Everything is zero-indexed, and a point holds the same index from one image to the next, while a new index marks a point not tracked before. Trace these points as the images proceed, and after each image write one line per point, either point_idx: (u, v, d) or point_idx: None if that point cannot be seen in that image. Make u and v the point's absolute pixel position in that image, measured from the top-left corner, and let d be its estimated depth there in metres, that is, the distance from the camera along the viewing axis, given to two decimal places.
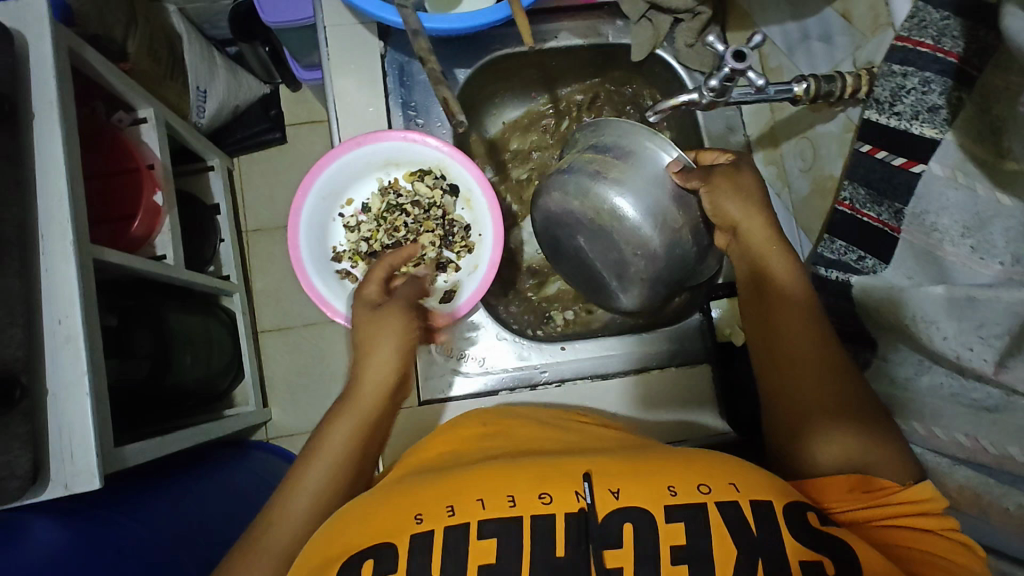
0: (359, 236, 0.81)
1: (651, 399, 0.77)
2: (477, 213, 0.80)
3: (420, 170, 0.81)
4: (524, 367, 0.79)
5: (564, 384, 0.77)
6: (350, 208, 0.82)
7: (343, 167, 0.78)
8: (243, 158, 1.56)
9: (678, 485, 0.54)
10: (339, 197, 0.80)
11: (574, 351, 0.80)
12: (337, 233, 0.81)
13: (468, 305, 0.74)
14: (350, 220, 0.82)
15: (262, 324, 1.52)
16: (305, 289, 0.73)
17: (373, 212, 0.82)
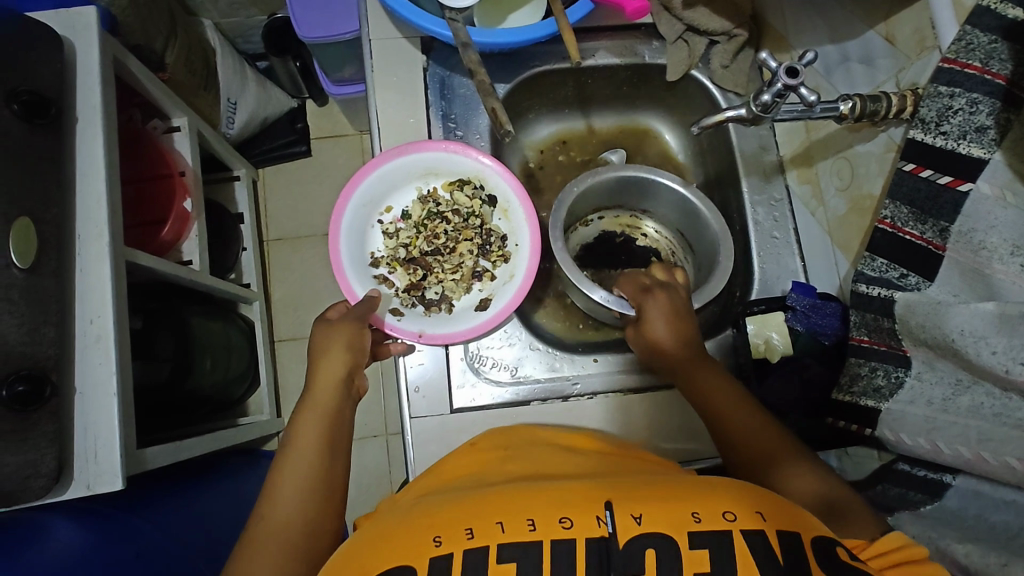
0: (397, 242, 0.83)
1: (685, 415, 0.77)
2: (514, 224, 0.81)
3: (459, 180, 0.82)
4: (557, 378, 0.79)
5: (596, 397, 0.77)
6: (388, 215, 0.84)
7: (384, 175, 0.79)
8: (268, 169, 1.59)
9: (701, 511, 0.52)
10: (378, 204, 0.82)
11: (607, 364, 0.80)
12: (375, 238, 0.83)
13: (506, 312, 0.74)
14: (388, 226, 0.83)
15: (278, 333, 1.53)
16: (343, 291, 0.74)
17: (412, 220, 0.84)
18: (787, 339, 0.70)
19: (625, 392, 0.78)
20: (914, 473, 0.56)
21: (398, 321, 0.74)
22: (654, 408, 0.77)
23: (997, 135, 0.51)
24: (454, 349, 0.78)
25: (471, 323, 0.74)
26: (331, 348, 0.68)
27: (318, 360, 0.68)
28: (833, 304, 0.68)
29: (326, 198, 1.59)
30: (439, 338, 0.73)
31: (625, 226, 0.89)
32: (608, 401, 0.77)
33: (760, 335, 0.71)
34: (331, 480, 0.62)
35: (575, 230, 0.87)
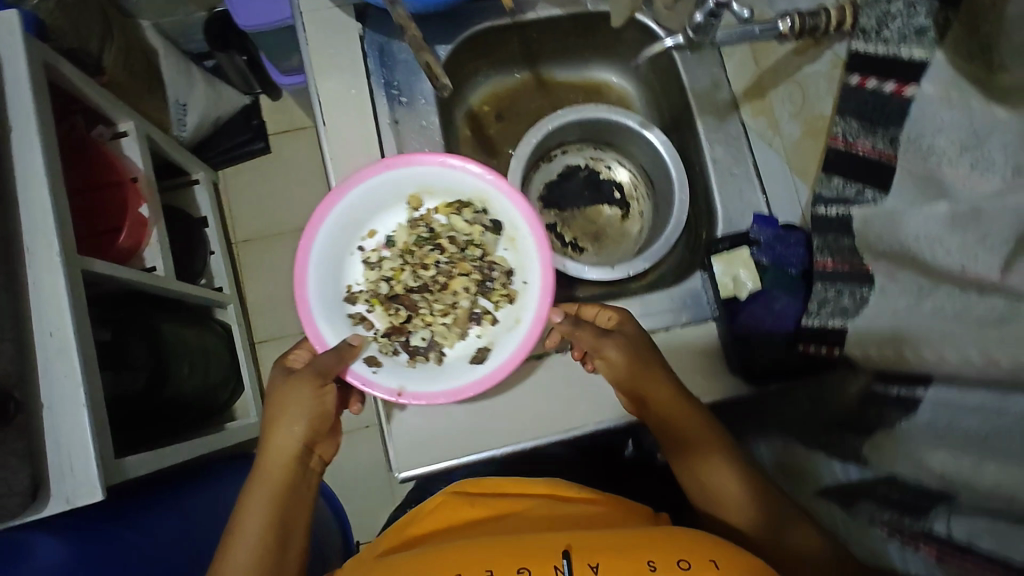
0: (380, 274, 0.81)
1: None
2: (520, 255, 0.79)
3: (458, 204, 0.80)
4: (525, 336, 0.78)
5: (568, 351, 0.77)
6: (370, 240, 0.81)
7: (370, 194, 0.77)
8: (229, 170, 1.55)
9: (657, 559, 0.52)
10: (362, 228, 0.80)
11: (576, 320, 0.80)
12: (354, 267, 0.80)
13: (508, 363, 0.70)
14: (370, 254, 0.81)
15: (258, 335, 1.50)
16: (310, 334, 0.71)
17: (397, 247, 0.82)
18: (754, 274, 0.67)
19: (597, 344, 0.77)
20: (886, 391, 0.56)
21: (374, 376, 0.71)
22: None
23: (937, 34, 0.52)
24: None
25: (468, 377, 0.71)
26: (287, 417, 0.68)
27: (274, 427, 0.68)
28: (796, 234, 0.67)
29: (291, 194, 1.56)
30: (421, 395, 0.69)
31: (589, 160, 0.84)
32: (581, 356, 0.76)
33: (727, 273, 0.68)
34: (277, 565, 0.64)
35: (538, 167, 0.82)
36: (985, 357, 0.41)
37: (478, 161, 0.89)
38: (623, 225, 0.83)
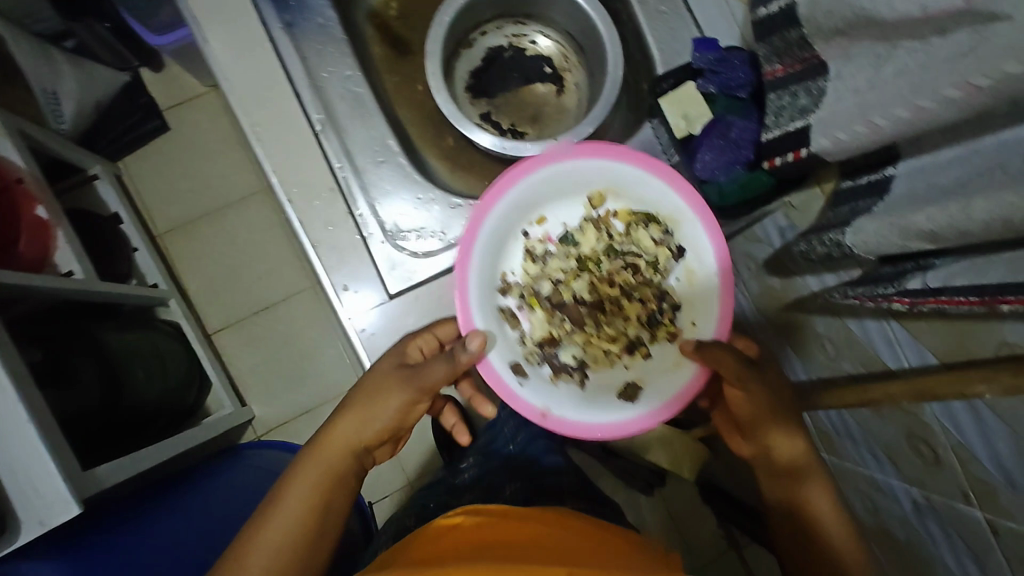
0: (540, 270, 0.75)
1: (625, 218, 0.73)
2: (699, 296, 0.71)
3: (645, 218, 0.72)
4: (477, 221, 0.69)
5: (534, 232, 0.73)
6: (545, 227, 0.75)
7: (560, 175, 0.70)
8: (130, 159, 1.42)
9: None
10: (533, 212, 0.73)
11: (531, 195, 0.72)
12: (516, 254, 0.74)
13: (664, 414, 0.66)
14: (537, 244, 0.75)
15: (211, 325, 1.41)
16: (458, 315, 0.67)
17: (564, 245, 0.75)
18: (701, 108, 0.68)
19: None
20: (857, 184, 0.53)
21: (519, 388, 0.66)
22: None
23: None
24: (370, 234, 0.70)
25: (611, 420, 0.66)
26: (383, 400, 0.65)
27: (362, 409, 0.65)
28: (740, 55, 0.65)
29: (206, 169, 1.43)
30: (564, 424, 0.65)
31: (511, 38, 0.78)
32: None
33: (676, 113, 0.69)
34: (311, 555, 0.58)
35: (459, 56, 0.77)
36: (913, 107, 0.39)
37: (393, 67, 0.83)
38: (560, 100, 0.78)
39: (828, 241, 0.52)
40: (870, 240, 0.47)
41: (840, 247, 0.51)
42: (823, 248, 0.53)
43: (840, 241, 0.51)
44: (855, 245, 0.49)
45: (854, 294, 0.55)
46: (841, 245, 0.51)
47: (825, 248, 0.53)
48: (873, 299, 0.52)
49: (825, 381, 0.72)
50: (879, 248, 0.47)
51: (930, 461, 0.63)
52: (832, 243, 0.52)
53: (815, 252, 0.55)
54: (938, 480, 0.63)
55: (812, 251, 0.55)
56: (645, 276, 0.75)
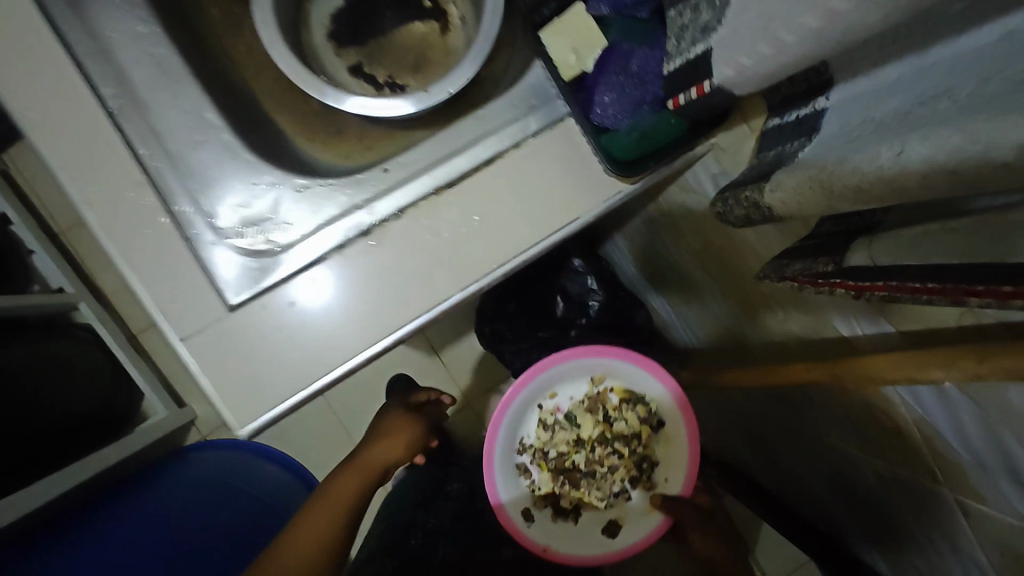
0: (550, 436, 0.77)
1: (536, 180, 0.51)
2: (674, 455, 0.72)
3: (636, 397, 0.74)
4: (342, 198, 0.52)
5: (410, 214, 0.50)
6: (557, 399, 0.76)
7: (570, 366, 0.73)
8: (15, 149, 1.27)
9: None
10: (547, 389, 0.74)
11: (410, 160, 0.52)
12: (531, 422, 0.76)
13: (629, 552, 0.68)
14: (548, 414, 0.76)
15: (134, 325, 1.30)
16: (487, 492, 0.71)
17: (573, 415, 0.76)
18: (595, 36, 0.49)
19: (450, 181, 0.51)
20: (784, 121, 0.42)
21: (528, 528, 0.69)
22: (495, 184, 0.51)
23: None
24: (193, 232, 0.48)
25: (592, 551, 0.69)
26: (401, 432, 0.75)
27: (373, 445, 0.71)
28: None
29: None
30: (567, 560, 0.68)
31: None
32: (440, 204, 0.51)
33: (564, 47, 0.50)
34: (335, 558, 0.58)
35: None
36: (826, 13, 0.27)
37: None
38: (443, 41, 0.64)
39: (748, 200, 0.41)
40: (790, 198, 0.36)
41: (761, 207, 0.40)
42: (747, 212, 0.42)
43: (761, 198, 0.39)
44: (775, 204, 0.38)
45: (788, 267, 0.45)
46: (762, 206, 0.40)
47: (747, 212, 0.42)
48: (810, 276, 0.41)
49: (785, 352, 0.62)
50: (802, 210, 0.36)
51: (894, 435, 0.55)
52: (752, 202, 0.41)
53: (739, 218, 0.44)
54: (905, 457, 0.55)
55: (737, 216, 0.44)
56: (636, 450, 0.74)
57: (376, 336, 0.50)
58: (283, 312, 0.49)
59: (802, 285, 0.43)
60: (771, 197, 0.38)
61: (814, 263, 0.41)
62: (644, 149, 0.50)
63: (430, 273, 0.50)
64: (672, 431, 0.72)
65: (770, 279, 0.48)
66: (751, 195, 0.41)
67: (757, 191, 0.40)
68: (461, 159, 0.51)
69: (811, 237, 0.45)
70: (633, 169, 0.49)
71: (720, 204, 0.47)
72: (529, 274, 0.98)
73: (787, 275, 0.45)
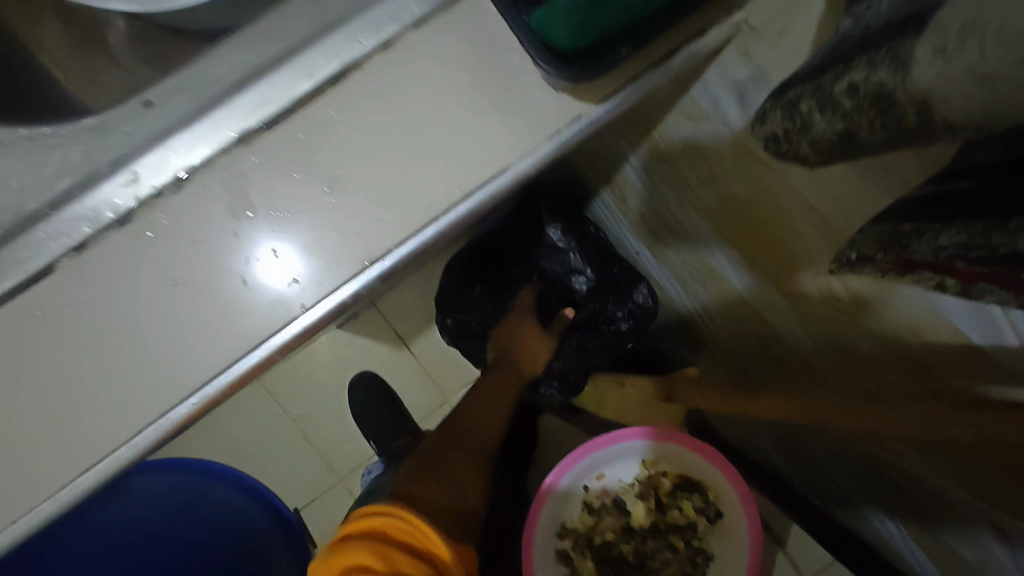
0: (592, 522, 0.61)
1: (414, 103, 0.29)
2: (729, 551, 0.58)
3: (693, 485, 0.59)
4: (73, 159, 0.29)
5: (186, 181, 0.28)
6: (604, 485, 0.61)
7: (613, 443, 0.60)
8: None
9: None
10: (590, 469, 0.61)
11: (197, 81, 0.29)
12: (571, 500, 0.61)
13: None
14: (591, 496, 0.62)
15: None
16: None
17: (625, 507, 0.61)
18: None
19: (268, 117, 0.29)
20: None
21: None
22: (351, 117, 0.29)
23: None
24: None
25: None
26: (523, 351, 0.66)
27: (522, 347, 0.66)
28: None
29: None
30: None
31: None
32: (255, 158, 0.29)
33: None
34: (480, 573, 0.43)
35: None
36: None
37: None
38: None
39: (859, 89, 0.20)
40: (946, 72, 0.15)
41: (896, 103, 0.18)
42: (848, 118, 0.21)
43: (903, 81, 0.18)
44: (941, 87, 0.16)
45: (921, 243, 0.21)
46: (903, 100, 0.18)
47: (851, 115, 0.21)
48: (962, 236, 0.19)
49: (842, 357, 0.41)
50: (992, 98, 0.14)
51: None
52: (868, 91, 0.20)
53: (826, 136, 0.24)
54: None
55: (819, 135, 0.24)
56: (693, 543, 0.59)
57: (165, 396, 0.29)
58: None
59: (973, 287, 0.19)
60: (938, 68, 0.16)
61: (1003, 236, 0.17)
62: (572, 14, 0.24)
63: (255, 283, 0.29)
64: (743, 545, 0.57)
65: (875, 266, 0.24)
66: (871, 73, 0.19)
67: (894, 63, 0.18)
68: (283, 74, 0.28)
69: (960, 176, 0.21)
70: (583, 74, 0.26)
71: (783, 116, 0.26)
72: (497, 245, 0.74)
73: (923, 260, 0.21)
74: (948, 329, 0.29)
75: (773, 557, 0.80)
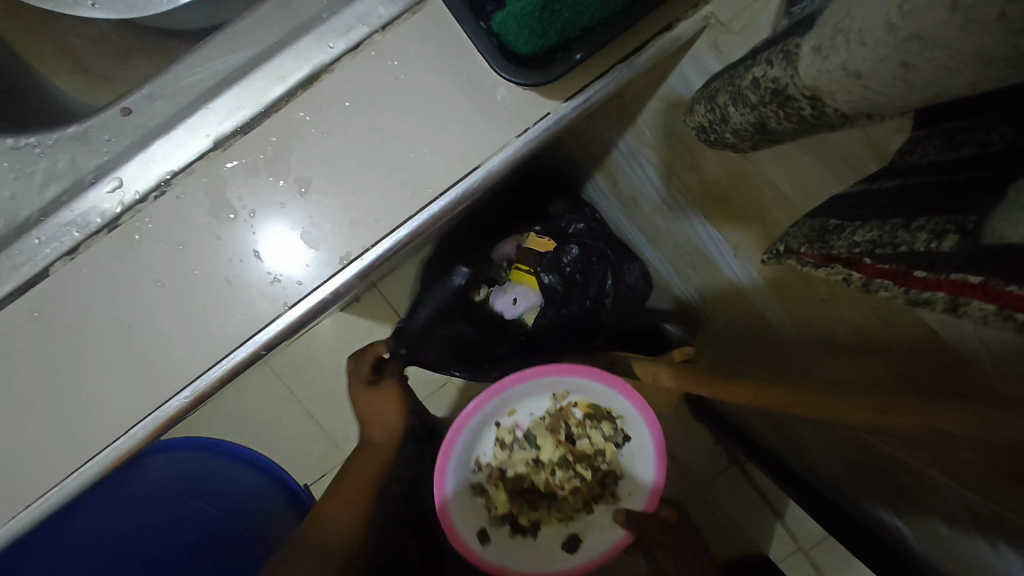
0: (506, 453, 0.54)
1: (386, 109, 0.30)
2: (640, 470, 0.52)
3: (602, 411, 0.53)
4: (61, 168, 0.30)
5: (165, 186, 0.30)
6: (517, 420, 0.54)
7: (527, 380, 0.51)
8: None
9: None
10: (502, 406, 0.53)
11: (172, 87, 0.30)
12: (485, 439, 0.54)
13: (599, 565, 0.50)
14: (504, 433, 0.54)
15: None
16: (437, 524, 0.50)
17: (535, 435, 0.54)
18: None
19: (243, 122, 0.30)
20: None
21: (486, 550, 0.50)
22: (325, 125, 0.30)
23: None
24: None
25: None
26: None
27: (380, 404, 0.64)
28: None
29: None
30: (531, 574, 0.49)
31: None
32: (232, 162, 0.30)
33: None
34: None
35: None
36: None
37: None
38: None
39: (760, 84, 0.24)
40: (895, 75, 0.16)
41: (792, 98, 0.23)
42: (758, 109, 0.26)
43: (793, 77, 0.22)
44: (824, 82, 0.20)
45: (839, 238, 0.22)
46: (795, 94, 0.22)
47: (758, 109, 0.26)
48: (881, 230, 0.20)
49: (820, 342, 0.41)
50: None
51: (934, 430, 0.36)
52: (767, 87, 0.24)
53: (743, 125, 0.28)
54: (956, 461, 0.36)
55: (738, 125, 0.28)
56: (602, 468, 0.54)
57: (158, 389, 0.31)
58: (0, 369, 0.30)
59: (874, 283, 0.20)
60: (819, 67, 0.20)
61: (906, 235, 0.19)
62: (523, 20, 0.25)
63: (239, 282, 0.30)
64: (644, 460, 0.52)
65: (798, 258, 0.24)
66: (769, 71, 0.23)
67: (786, 61, 0.22)
68: (256, 80, 0.29)
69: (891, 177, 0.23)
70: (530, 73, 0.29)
71: (706, 109, 0.30)
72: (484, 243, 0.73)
73: (838, 254, 0.21)
74: (910, 320, 0.31)
75: (764, 524, 0.83)
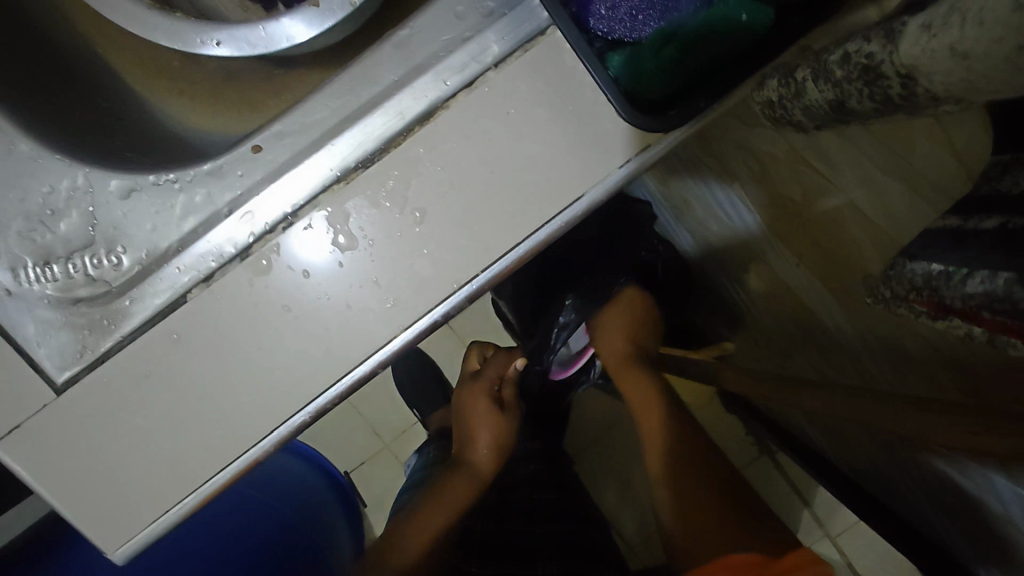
0: None
1: (495, 142, 0.31)
2: None
3: None
4: (196, 201, 0.33)
5: (292, 216, 0.32)
6: None
7: None
8: None
9: None
10: None
11: (299, 124, 0.32)
12: None
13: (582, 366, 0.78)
14: None
15: None
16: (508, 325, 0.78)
17: None
18: None
19: (363, 156, 0.32)
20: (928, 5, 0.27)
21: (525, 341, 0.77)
22: (435, 159, 0.31)
23: None
24: None
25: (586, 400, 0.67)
26: (479, 438, 0.63)
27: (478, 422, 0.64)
28: None
29: None
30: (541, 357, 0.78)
31: None
32: (355, 197, 0.32)
33: None
34: None
35: None
36: None
37: None
38: None
39: (852, 59, 0.27)
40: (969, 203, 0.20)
41: (882, 75, 0.26)
42: (841, 87, 0.29)
43: (893, 53, 0.25)
44: (927, 59, 0.23)
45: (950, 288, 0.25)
46: (889, 71, 0.25)
47: (843, 85, 0.28)
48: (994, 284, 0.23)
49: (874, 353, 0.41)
50: None
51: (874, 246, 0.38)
52: (859, 62, 0.27)
53: (820, 101, 0.31)
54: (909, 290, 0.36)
55: (815, 101, 0.30)
56: None
57: (283, 407, 0.33)
58: (144, 388, 0.33)
59: (997, 338, 0.22)
60: (924, 47, 0.23)
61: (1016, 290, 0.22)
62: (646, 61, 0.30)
63: (357, 306, 0.33)
64: None
65: (911, 306, 0.27)
66: (864, 46, 0.26)
67: (886, 39, 0.25)
68: (376, 118, 0.31)
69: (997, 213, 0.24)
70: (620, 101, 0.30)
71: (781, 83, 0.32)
72: None
73: (953, 306, 0.25)
74: None
75: (799, 516, 0.83)
